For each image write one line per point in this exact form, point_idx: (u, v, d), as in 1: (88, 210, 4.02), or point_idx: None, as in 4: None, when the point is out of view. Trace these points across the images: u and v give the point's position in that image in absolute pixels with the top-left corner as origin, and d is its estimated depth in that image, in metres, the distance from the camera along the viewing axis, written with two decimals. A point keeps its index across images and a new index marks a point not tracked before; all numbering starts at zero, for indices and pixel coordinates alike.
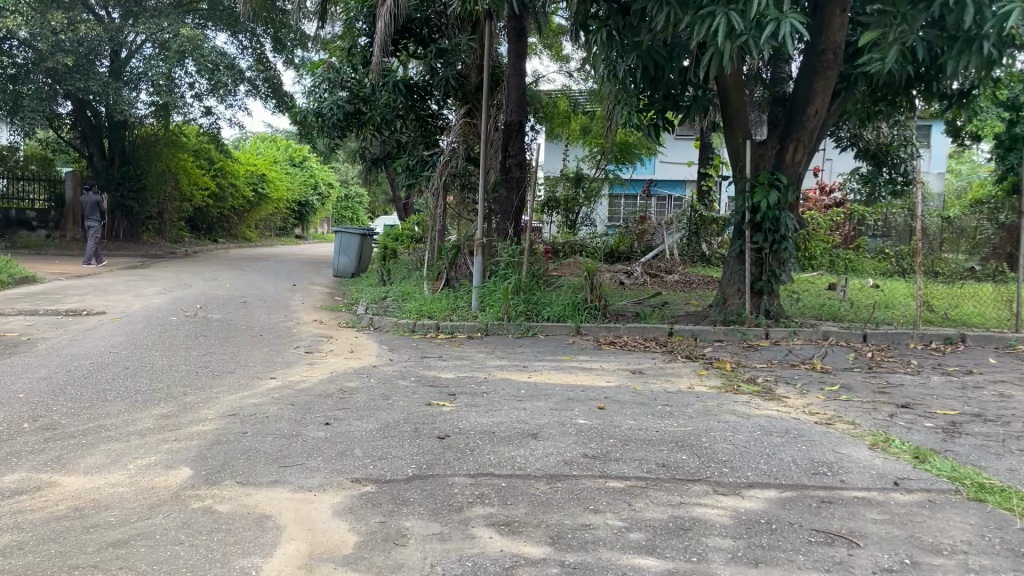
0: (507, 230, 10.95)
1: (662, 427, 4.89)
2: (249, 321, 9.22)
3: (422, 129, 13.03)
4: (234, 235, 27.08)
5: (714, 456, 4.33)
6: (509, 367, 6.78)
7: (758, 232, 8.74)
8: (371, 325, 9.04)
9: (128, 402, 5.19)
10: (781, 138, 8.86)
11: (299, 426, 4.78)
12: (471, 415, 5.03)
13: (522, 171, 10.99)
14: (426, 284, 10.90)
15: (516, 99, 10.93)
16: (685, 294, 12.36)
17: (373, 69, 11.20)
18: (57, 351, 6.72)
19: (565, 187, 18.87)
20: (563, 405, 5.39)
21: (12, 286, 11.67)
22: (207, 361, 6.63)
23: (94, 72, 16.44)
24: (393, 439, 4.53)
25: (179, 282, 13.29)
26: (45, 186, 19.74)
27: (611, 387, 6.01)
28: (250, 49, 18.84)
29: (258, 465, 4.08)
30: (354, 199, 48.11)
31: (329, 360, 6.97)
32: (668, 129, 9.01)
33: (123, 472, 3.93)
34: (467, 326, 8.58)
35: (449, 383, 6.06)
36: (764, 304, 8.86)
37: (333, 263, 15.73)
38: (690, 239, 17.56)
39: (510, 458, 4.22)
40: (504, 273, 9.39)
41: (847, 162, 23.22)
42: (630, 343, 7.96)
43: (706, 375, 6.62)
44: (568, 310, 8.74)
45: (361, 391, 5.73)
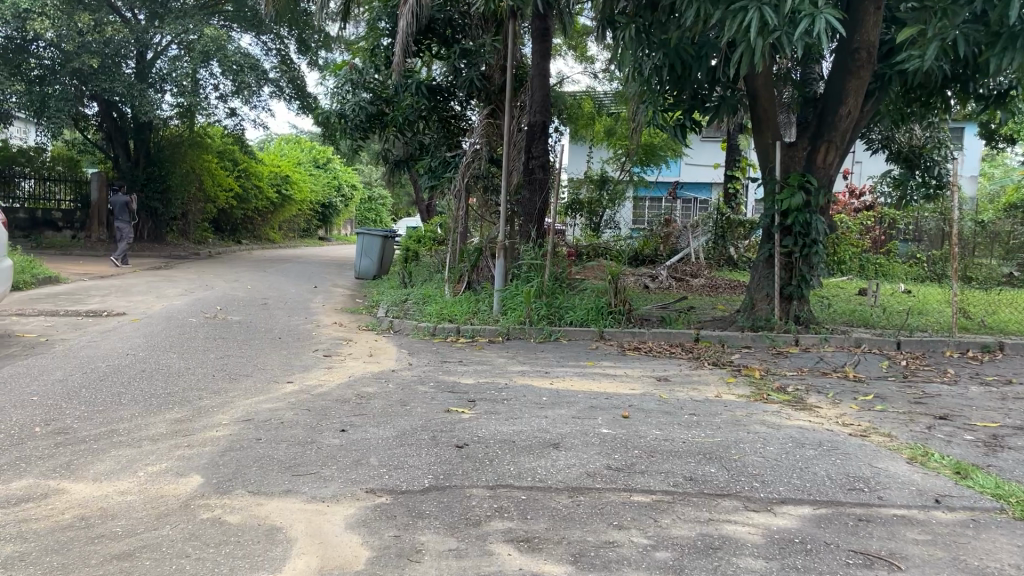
0: (530, 232, 10.76)
1: (689, 437, 4.70)
2: (268, 323, 9.14)
3: (445, 131, 12.93)
4: (257, 236, 27.18)
5: (744, 469, 4.14)
6: (530, 373, 6.62)
7: (788, 235, 8.53)
8: (391, 329, 8.92)
9: (143, 406, 5.10)
10: (812, 139, 8.64)
11: (315, 432, 4.65)
12: (491, 423, 4.88)
13: (545, 173, 10.79)
14: (447, 287, 10.78)
15: (540, 100, 10.77)
16: (712, 298, 12.13)
17: (395, 69, 11.09)
18: (75, 352, 6.67)
19: (589, 189, 18.69)
20: (586, 413, 5.22)
21: (36, 286, 11.72)
22: (225, 364, 6.53)
23: (120, 73, 16.50)
24: (410, 447, 4.39)
25: (201, 283, 13.28)
26: (71, 187, 19.88)
27: (635, 395, 5.83)
28: (275, 50, 18.82)
29: (271, 473, 3.96)
30: (377, 201, 48.18)
31: (348, 364, 6.85)
32: (695, 130, 8.80)
33: (133, 479, 3.82)
34: (488, 331, 8.44)
35: (468, 389, 5.91)
36: (794, 309, 8.63)
37: (355, 265, 15.66)
38: (717, 243, 17.30)
39: (531, 469, 4.06)
40: (527, 276, 9.23)
41: (878, 165, 22.79)
42: (655, 349, 7.77)
43: (734, 383, 6.42)
44: (591, 314, 8.56)
45: (379, 397, 5.59)
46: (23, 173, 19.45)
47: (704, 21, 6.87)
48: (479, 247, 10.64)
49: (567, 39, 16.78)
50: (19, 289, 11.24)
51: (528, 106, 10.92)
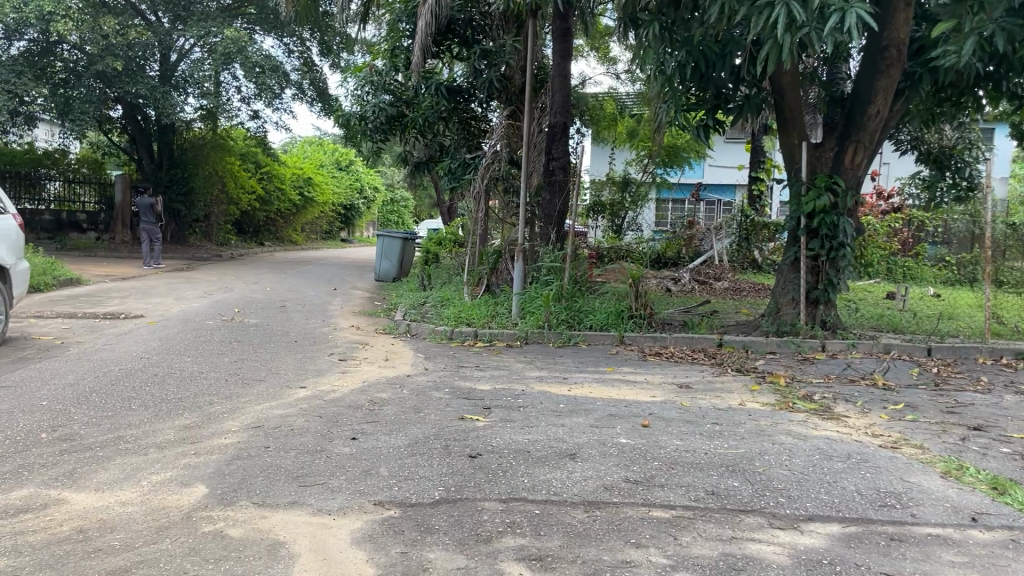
0: (550, 235, 10.59)
1: (712, 448, 4.53)
2: (285, 326, 9.05)
3: (465, 132, 12.86)
4: (280, 238, 27.25)
5: (769, 483, 3.96)
6: (548, 379, 6.46)
7: (815, 238, 8.30)
8: (408, 332, 8.79)
9: (152, 412, 5.02)
10: (839, 140, 8.41)
11: (324, 440, 4.53)
12: (505, 432, 4.73)
13: (565, 174, 10.57)
14: (466, 289, 10.66)
15: (560, 101, 10.61)
16: (736, 301, 11.92)
17: (415, 70, 10.99)
18: (88, 356, 6.61)
19: (611, 191, 18.50)
20: (604, 422, 5.06)
21: (57, 288, 11.74)
22: (238, 368, 6.45)
23: (143, 76, 16.54)
24: (421, 456, 4.25)
25: (221, 286, 13.27)
26: (95, 189, 20.03)
27: (655, 403, 5.65)
28: (297, 53, 18.84)
29: (277, 483, 3.84)
30: (400, 203, 48.24)
31: (363, 368, 6.74)
32: (718, 130, 8.60)
33: (136, 489, 3.72)
34: (506, 335, 8.30)
35: (484, 395, 5.77)
36: (821, 314, 8.39)
37: (375, 267, 15.58)
38: (741, 245, 17.07)
39: (545, 482, 3.90)
40: (546, 279, 9.08)
41: (907, 166, 22.34)
42: (677, 354, 7.59)
43: (759, 391, 6.22)
44: (612, 318, 8.38)
45: (392, 403, 5.47)
46: (50, 175, 19.50)
47: (730, 17, 6.68)
48: (498, 250, 10.52)
49: (589, 40, 16.63)
50: (40, 291, 11.29)
51: (548, 107, 10.76)
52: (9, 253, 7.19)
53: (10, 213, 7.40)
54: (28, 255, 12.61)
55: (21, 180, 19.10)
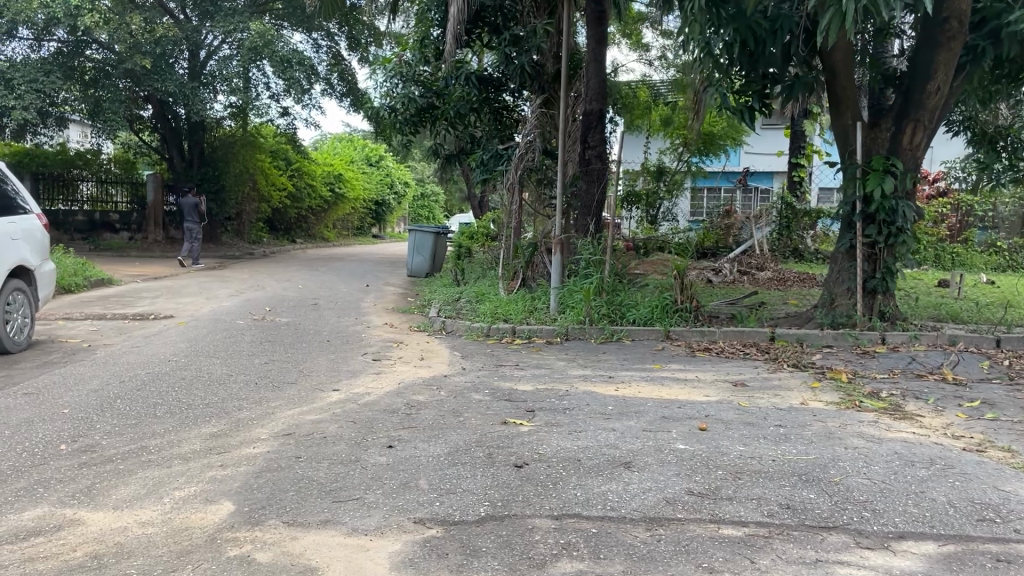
0: (589, 226, 10.18)
1: (780, 455, 4.15)
2: (317, 325, 8.79)
3: (497, 123, 12.48)
4: (312, 235, 27.13)
5: (849, 495, 3.58)
6: (593, 377, 6.10)
7: (872, 224, 7.83)
8: (443, 330, 8.48)
9: (178, 419, 4.75)
10: (896, 119, 7.93)
11: (359, 449, 4.22)
12: (553, 437, 4.38)
13: (603, 163, 10.20)
14: (501, 284, 10.32)
15: (596, 87, 10.21)
16: (782, 292, 11.42)
17: (445, 59, 10.63)
18: (115, 359, 6.40)
19: (646, 181, 18.04)
20: (657, 425, 4.69)
21: (88, 289, 11.61)
22: (269, 370, 6.18)
23: (171, 73, 16.38)
24: (463, 466, 3.92)
25: (253, 284, 13.07)
26: (129, 189, 20.19)
27: (711, 403, 5.26)
28: (326, 48, 18.59)
29: (308, 499, 3.53)
30: (431, 198, 48.04)
31: (397, 369, 6.43)
32: (765, 112, 8.15)
33: (157, 507, 3.44)
34: (545, 331, 7.94)
35: (526, 397, 5.42)
36: (879, 304, 7.93)
37: (407, 263, 15.31)
38: (782, 233, 16.56)
39: (601, 495, 3.55)
40: (585, 272, 8.71)
41: (956, 148, 21.51)
42: (727, 349, 7.19)
43: (820, 388, 5.80)
44: (657, 312, 7.99)
45: (430, 407, 5.15)
46: (83, 175, 19.41)
47: None
48: (533, 243, 10.16)
49: (622, 26, 16.18)
50: (72, 293, 11.17)
51: (583, 94, 10.36)
52: (33, 255, 6.99)
53: (34, 213, 7.19)
54: (60, 256, 12.53)
55: (54, 181, 18.96)
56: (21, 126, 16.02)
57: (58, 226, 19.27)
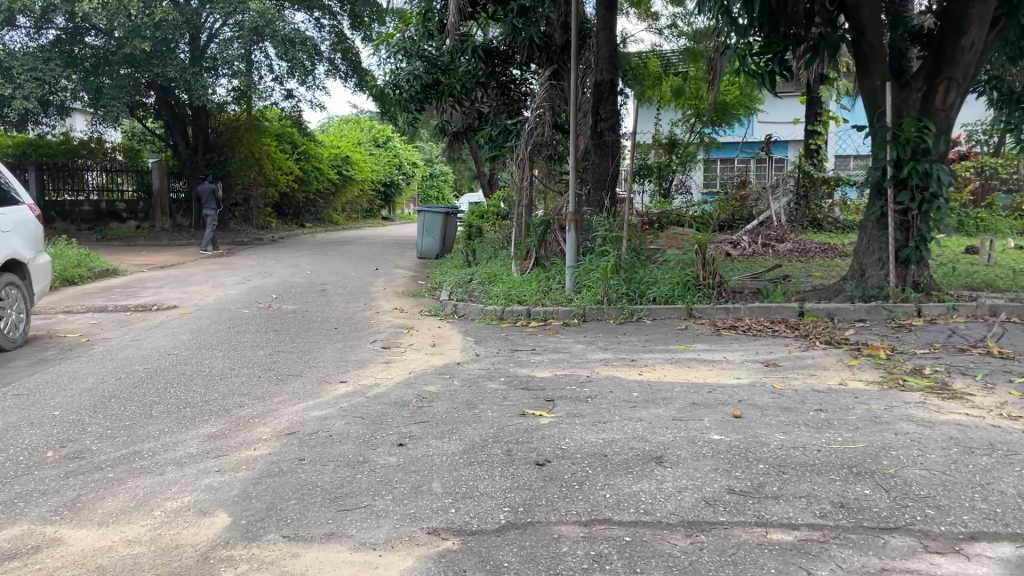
0: (602, 202, 9.87)
1: (824, 444, 3.80)
2: (325, 312, 8.47)
3: (504, 98, 12.09)
4: (321, 219, 26.79)
5: (909, 490, 3.24)
6: (615, 361, 5.75)
7: (904, 190, 7.41)
8: (456, 314, 8.17)
9: (174, 419, 4.44)
10: (928, 78, 7.49)
11: (367, 448, 3.91)
12: (576, 431, 4.05)
13: (616, 135, 9.78)
14: (514, 265, 9.96)
15: (606, 57, 9.89)
16: (806, 264, 11.00)
17: (449, 33, 10.19)
18: (113, 354, 6.10)
19: (657, 153, 17.60)
20: (688, 413, 4.35)
21: (92, 281, 11.32)
22: (273, 362, 5.87)
23: (172, 57, 15.98)
24: (480, 466, 3.60)
25: (260, 271, 12.77)
26: (134, 177, 19.74)
27: (743, 387, 4.91)
28: (328, 27, 18.10)
29: (312, 508, 3.21)
30: (439, 177, 47.55)
31: (408, 357, 6.12)
32: (786, 77, 7.73)
33: (145, 522, 3.13)
34: (562, 312, 7.60)
35: (544, 385, 5.08)
36: (912, 275, 7.51)
37: (416, 244, 14.97)
38: (799, 204, 16.13)
39: (632, 496, 3.22)
40: (602, 250, 8.33)
41: (978, 109, 20.91)
42: (754, 327, 6.82)
43: (858, 366, 5.45)
44: (678, 288, 7.64)
45: (443, 398, 4.83)
46: (88, 165, 19.17)
47: None
48: (546, 219, 9.79)
49: None
50: (75, 284, 10.90)
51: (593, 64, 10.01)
52: (26, 247, 6.68)
53: (26, 204, 6.86)
54: (63, 247, 12.26)
55: (58, 171, 18.79)
56: (22, 116, 15.80)
57: (64, 216, 19.06)
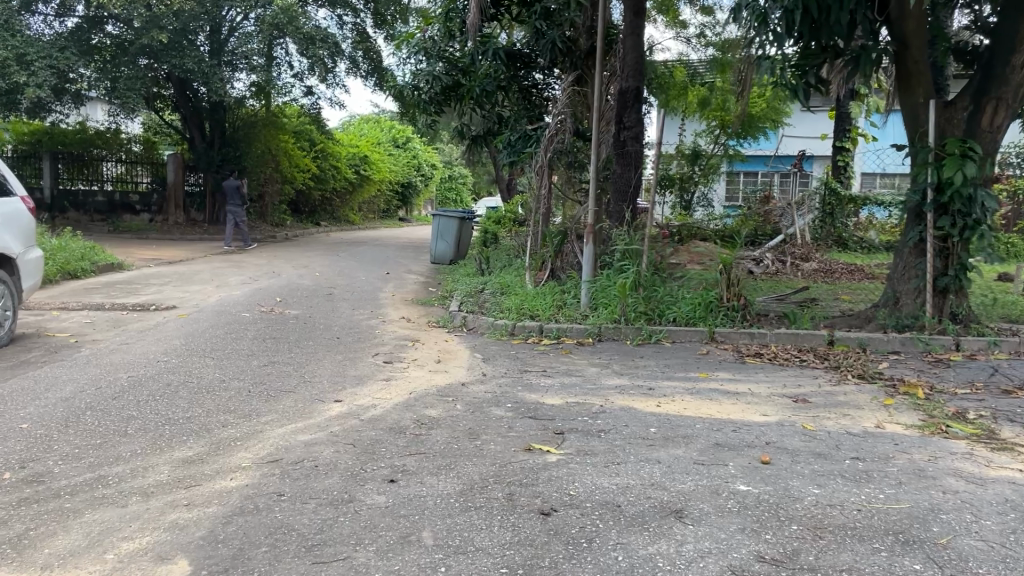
0: (624, 213, 9.28)
1: (864, 503, 3.39)
2: (328, 319, 8.11)
3: (525, 102, 11.73)
4: (336, 218, 26.52)
5: (965, 567, 2.82)
6: (630, 389, 5.35)
7: (945, 215, 6.95)
8: (464, 327, 7.79)
9: (150, 439, 4.09)
10: (975, 96, 7.05)
11: (354, 483, 3.53)
12: (585, 473, 3.66)
13: (639, 145, 9.32)
14: (528, 276, 9.56)
15: (632, 63, 9.36)
16: (833, 286, 10.55)
17: (470, 34, 9.82)
18: (100, 359, 5.78)
19: (680, 164, 17.13)
20: (712, 456, 3.94)
21: (95, 275, 11.02)
22: (266, 375, 5.51)
23: (190, 49, 15.67)
24: (478, 513, 3.22)
25: (269, 271, 12.45)
26: (149, 168, 19.54)
27: (770, 425, 4.51)
28: (350, 25, 17.83)
29: (284, 558, 2.84)
30: (458, 180, 47.22)
31: (411, 374, 5.75)
32: (822, 91, 7.31)
33: (94, 568, 2.77)
34: (576, 330, 7.21)
35: (553, 414, 4.68)
36: (950, 305, 7.07)
37: (430, 248, 14.63)
38: (824, 221, 15.66)
39: (648, 560, 2.83)
40: (620, 265, 7.90)
41: (1014, 132, 20.34)
42: (780, 355, 6.40)
43: (894, 407, 5.02)
44: (699, 309, 7.22)
45: (443, 426, 4.45)
46: (103, 155, 18.99)
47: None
48: (563, 230, 9.38)
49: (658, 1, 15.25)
50: (78, 278, 10.61)
51: (620, 71, 9.47)
52: (16, 241, 6.34)
53: (19, 197, 6.55)
54: (69, 239, 11.99)
55: (73, 160, 18.61)
56: (36, 103, 15.56)
57: (77, 207, 18.87)
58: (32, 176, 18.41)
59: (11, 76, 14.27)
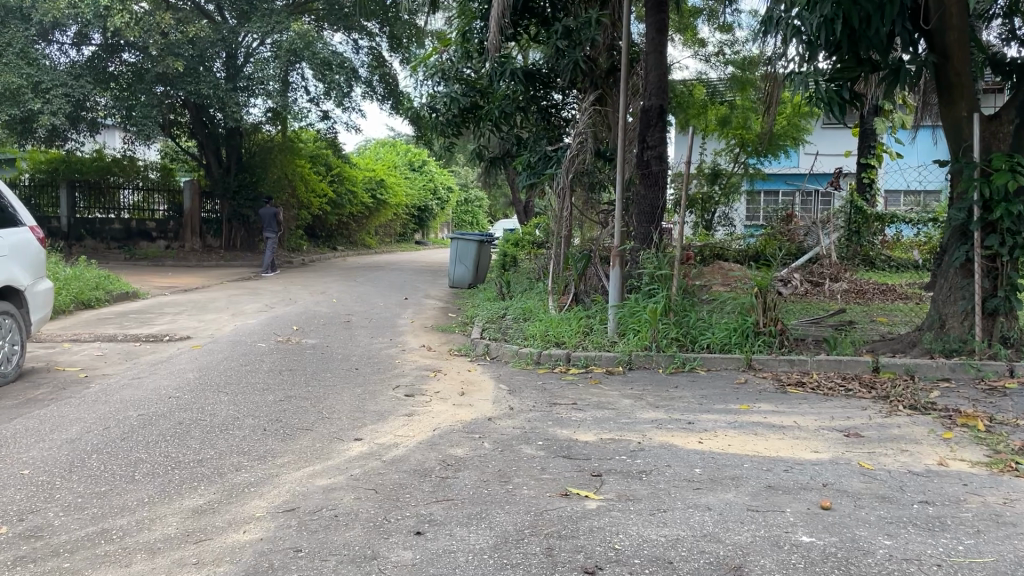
0: (650, 235, 8.91)
1: (943, 556, 3.05)
2: (347, 348, 7.84)
3: (545, 124, 11.49)
4: (354, 242, 26.39)
5: None
6: (669, 424, 5.01)
7: (993, 233, 6.59)
8: (487, 355, 7.48)
9: (160, 486, 3.81)
10: (1020, 111, 6.72)
11: (378, 536, 3.24)
12: (630, 523, 3.35)
13: (663, 165, 8.97)
14: (551, 300, 9.25)
15: (655, 81, 9.05)
16: (868, 308, 10.17)
17: (489, 53, 9.59)
18: (110, 395, 5.52)
19: (700, 184, 16.80)
20: (767, 501, 3.62)
21: (109, 304, 10.83)
22: (282, 411, 5.22)
23: (205, 75, 15.58)
24: (514, 572, 2.91)
25: (284, 298, 12.21)
26: (167, 196, 19.44)
27: (824, 465, 4.18)
28: (366, 49, 17.79)
29: None
30: (474, 203, 47.10)
31: (435, 408, 5.45)
32: (857, 107, 7.00)
33: None
34: (605, 359, 6.89)
35: (588, 453, 4.36)
36: (1000, 328, 6.69)
37: (449, 272, 14.38)
38: (851, 239, 15.24)
39: None
40: (649, 290, 7.56)
41: None
42: (824, 384, 6.06)
43: (955, 441, 4.67)
44: (735, 336, 6.90)
45: (470, 467, 4.15)
46: (121, 183, 18.93)
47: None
48: (586, 253, 9.13)
49: (675, 21, 15.06)
50: (92, 308, 10.42)
51: (643, 89, 9.18)
52: (24, 273, 6.12)
53: (28, 227, 6.35)
54: (84, 268, 11.84)
55: (91, 188, 18.58)
56: (52, 132, 15.50)
57: (93, 235, 18.86)
58: (49, 205, 18.51)
59: (26, 104, 14.23)
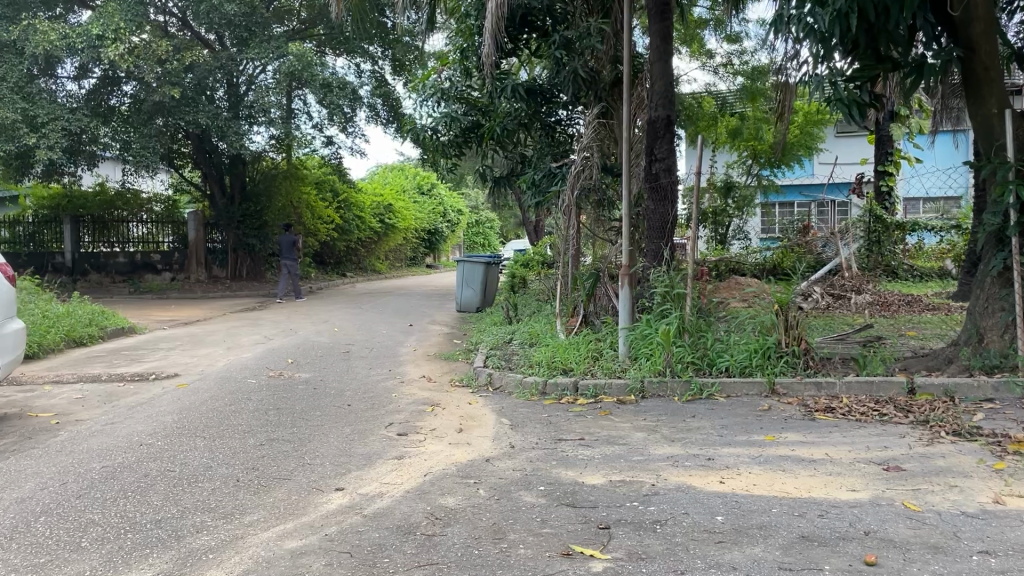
0: (661, 251, 8.41)
1: None
2: (343, 382, 7.38)
3: (549, 140, 11.01)
4: (363, 268, 26.06)
5: None
6: (687, 462, 4.50)
7: None
8: (490, 386, 7.01)
9: (106, 556, 3.35)
10: None
11: None
12: None
13: (673, 177, 8.45)
14: (560, 323, 8.76)
15: (662, 91, 8.56)
16: (896, 321, 9.59)
17: (486, 69, 9.14)
18: (78, 445, 5.09)
19: (713, 197, 16.26)
20: (801, 556, 3.12)
21: (102, 341, 10.41)
22: (260, 458, 4.76)
23: (204, 104, 15.25)
24: None
25: (285, 328, 11.78)
26: (172, 228, 19.09)
27: (864, 507, 3.67)
28: (369, 73, 17.58)
29: None
30: (486, 224, 46.78)
31: (429, 449, 4.98)
32: (880, 108, 6.46)
33: None
34: (615, 388, 6.40)
35: (595, 500, 3.87)
36: None
37: (458, 296, 13.94)
38: (871, 249, 14.53)
39: None
40: (661, 311, 7.05)
41: None
42: (856, 408, 5.54)
43: (1010, 473, 4.13)
44: (756, 357, 6.39)
45: (460, 521, 3.67)
46: (125, 216, 18.70)
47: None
48: (595, 272, 8.62)
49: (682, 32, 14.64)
50: (83, 345, 10.03)
51: (648, 99, 8.69)
52: None
53: None
54: (78, 304, 11.48)
55: (95, 223, 18.46)
56: (50, 166, 15.23)
57: (98, 269, 18.58)
58: (53, 239, 18.35)
59: (21, 139, 13.98)
